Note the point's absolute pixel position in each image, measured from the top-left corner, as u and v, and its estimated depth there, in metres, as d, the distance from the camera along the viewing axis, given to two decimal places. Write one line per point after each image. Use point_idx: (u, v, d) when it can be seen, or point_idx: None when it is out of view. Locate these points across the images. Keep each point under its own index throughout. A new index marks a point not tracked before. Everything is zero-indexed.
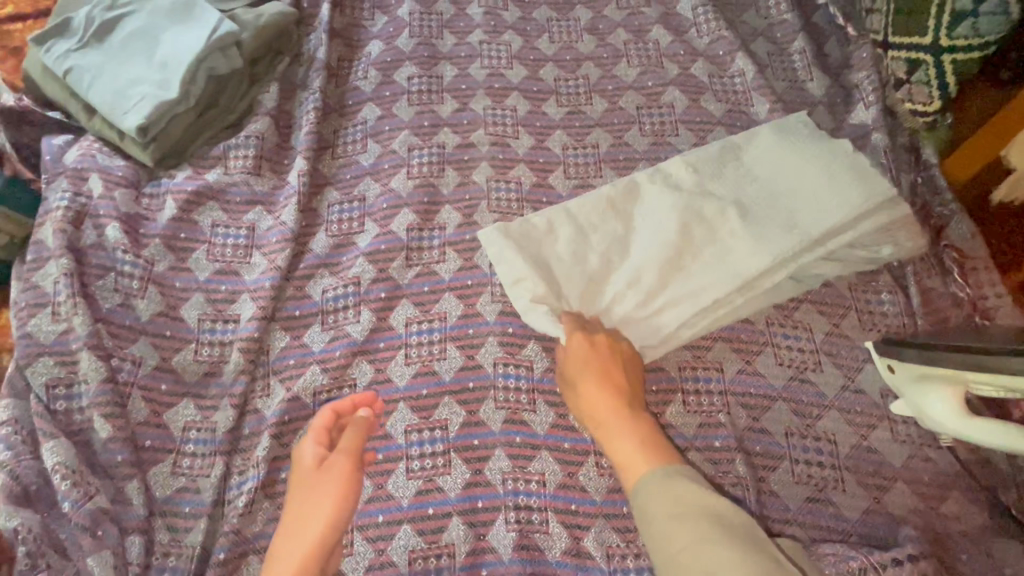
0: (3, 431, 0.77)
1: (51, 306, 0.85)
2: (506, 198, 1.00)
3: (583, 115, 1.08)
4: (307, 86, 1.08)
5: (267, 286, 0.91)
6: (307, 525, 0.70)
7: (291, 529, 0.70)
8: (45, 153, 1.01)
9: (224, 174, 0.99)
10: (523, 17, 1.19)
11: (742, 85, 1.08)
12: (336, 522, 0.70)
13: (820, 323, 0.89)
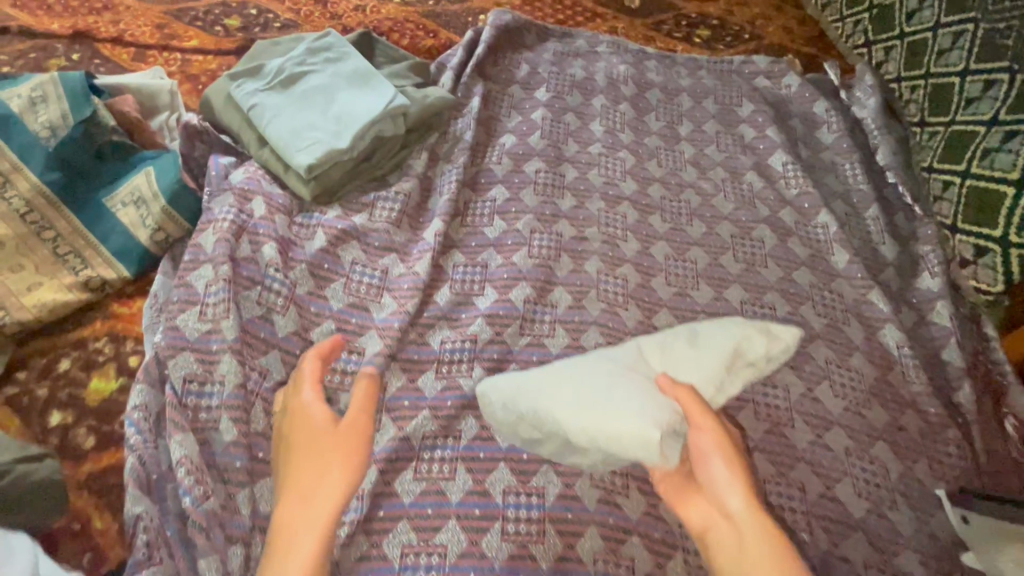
0: (135, 415, 0.80)
1: (200, 305, 0.91)
2: (614, 292, 1.11)
3: (684, 233, 1.22)
4: (450, 161, 1.23)
5: (395, 327, 0.97)
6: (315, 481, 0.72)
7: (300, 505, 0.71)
8: (213, 169, 1.12)
9: (369, 220, 1.10)
10: (637, 140, 1.37)
11: (824, 236, 1.23)
12: (341, 495, 0.72)
13: (895, 463, 0.96)
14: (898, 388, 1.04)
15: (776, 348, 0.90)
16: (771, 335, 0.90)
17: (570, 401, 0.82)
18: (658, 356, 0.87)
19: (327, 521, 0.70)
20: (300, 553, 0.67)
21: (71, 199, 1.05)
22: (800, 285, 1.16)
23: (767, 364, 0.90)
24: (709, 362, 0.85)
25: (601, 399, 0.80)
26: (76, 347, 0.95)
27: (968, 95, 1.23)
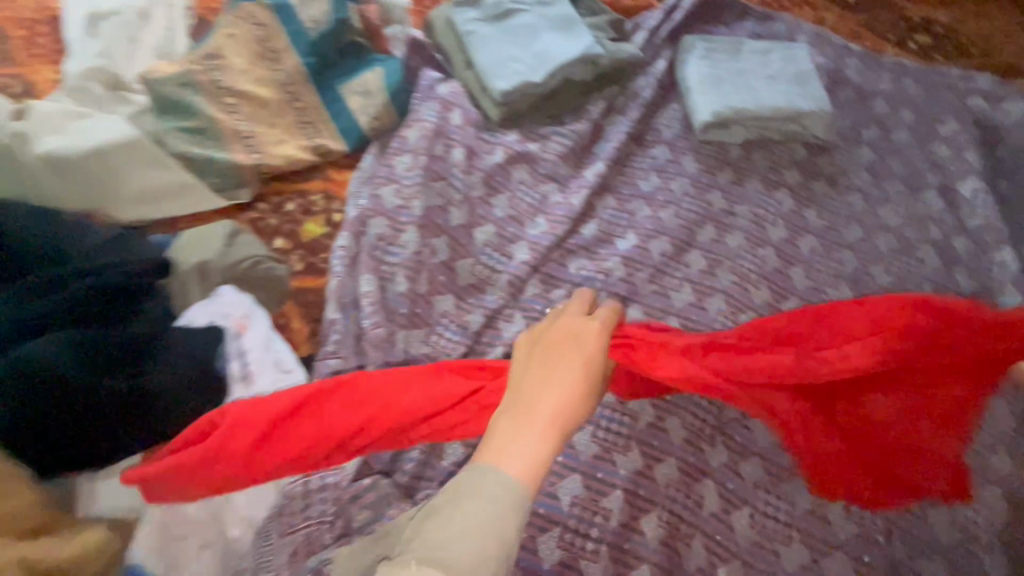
0: (340, 253, 1.04)
1: (397, 185, 1.12)
2: (747, 269, 1.15)
3: (837, 234, 1.21)
4: (624, 113, 1.32)
5: (543, 245, 1.12)
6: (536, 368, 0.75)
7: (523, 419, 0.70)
8: (425, 81, 1.33)
9: (541, 149, 1.23)
10: (822, 143, 1.32)
11: (999, 274, 1.15)
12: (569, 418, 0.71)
13: (1000, 510, 0.92)
14: None
15: (782, 111, 1.27)
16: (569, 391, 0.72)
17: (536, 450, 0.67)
18: (709, 68, 1.34)
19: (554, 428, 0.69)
20: (532, 454, 0.66)
21: (318, 83, 1.30)
22: None
23: (767, 163, 1.29)
24: (741, 106, 1.27)
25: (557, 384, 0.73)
26: (299, 196, 1.22)
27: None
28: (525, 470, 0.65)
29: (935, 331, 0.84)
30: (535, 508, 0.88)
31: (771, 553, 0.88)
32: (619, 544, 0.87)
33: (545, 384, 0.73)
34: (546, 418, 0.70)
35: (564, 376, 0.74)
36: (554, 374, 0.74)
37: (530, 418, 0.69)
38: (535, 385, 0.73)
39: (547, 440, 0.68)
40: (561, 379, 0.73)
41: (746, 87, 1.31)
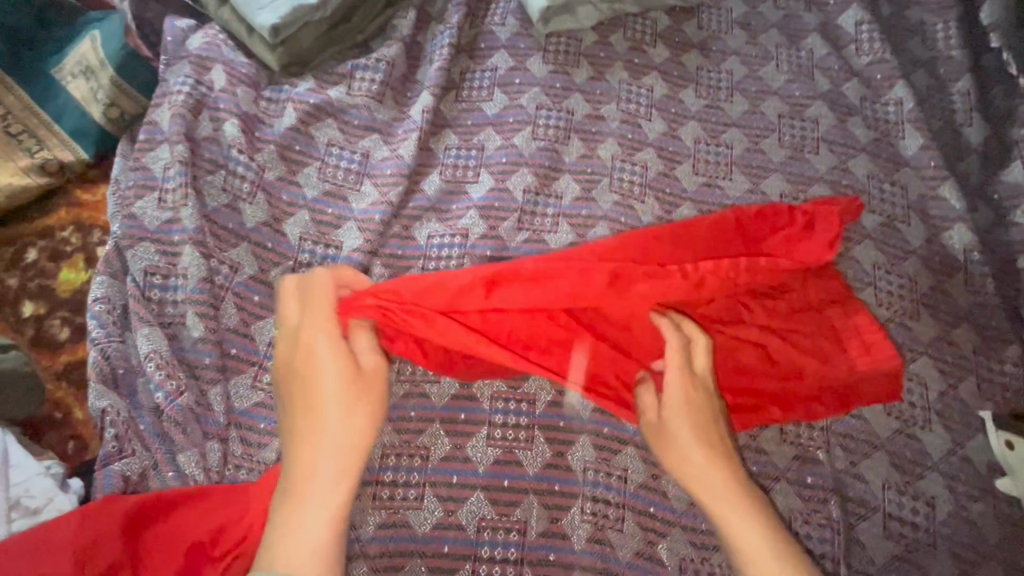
0: (97, 308, 0.76)
1: (159, 192, 0.83)
2: (629, 181, 0.95)
3: (720, 112, 1.03)
4: (444, 20, 1.04)
5: (376, 219, 0.87)
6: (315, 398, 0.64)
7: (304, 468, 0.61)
8: (167, 33, 0.96)
9: (347, 93, 0.95)
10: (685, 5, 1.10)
11: (895, 115, 1.02)
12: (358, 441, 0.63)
13: (936, 381, 0.84)
14: (955, 298, 0.90)
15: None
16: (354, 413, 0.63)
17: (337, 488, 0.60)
18: None
19: (345, 464, 0.61)
20: (329, 510, 0.58)
21: (14, 72, 0.89)
22: (855, 175, 0.97)
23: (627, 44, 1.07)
24: None
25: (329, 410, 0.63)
26: (41, 237, 0.89)
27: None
28: (333, 513, 0.58)
29: (793, 231, 0.84)
30: (438, 550, 0.73)
31: None
32: (542, 557, 0.73)
33: (328, 416, 0.63)
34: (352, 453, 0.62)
35: (333, 400, 0.64)
36: (325, 403, 0.64)
37: (334, 446, 0.62)
38: (303, 426, 0.63)
39: (337, 482, 0.60)
40: (360, 405, 0.64)
41: None
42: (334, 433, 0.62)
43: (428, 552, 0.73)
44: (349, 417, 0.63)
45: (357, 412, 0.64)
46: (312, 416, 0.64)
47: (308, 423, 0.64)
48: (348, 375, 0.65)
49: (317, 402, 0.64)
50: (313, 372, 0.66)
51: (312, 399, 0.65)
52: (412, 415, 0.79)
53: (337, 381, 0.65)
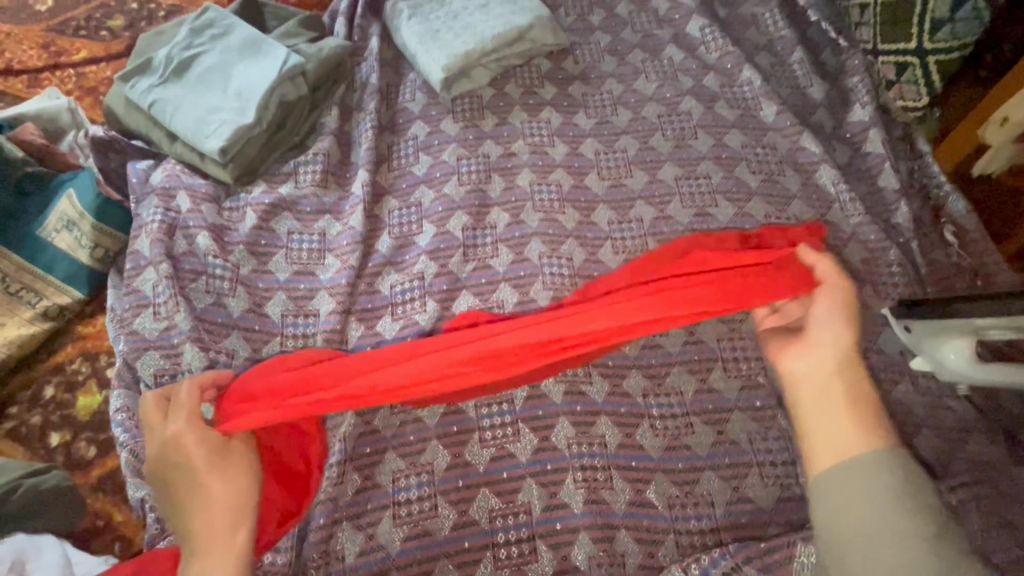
0: (120, 417, 0.87)
1: (152, 307, 0.95)
2: (548, 199, 1.12)
3: (610, 125, 1.21)
4: (362, 109, 1.22)
5: (343, 283, 1.01)
6: (187, 473, 0.66)
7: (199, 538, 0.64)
8: (132, 176, 1.11)
9: (296, 187, 1.11)
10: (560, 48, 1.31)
11: (750, 92, 1.21)
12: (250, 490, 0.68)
13: None
14: (839, 225, 1.06)
15: (506, 36, 1.21)
16: (215, 470, 0.66)
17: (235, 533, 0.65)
18: (421, 24, 1.25)
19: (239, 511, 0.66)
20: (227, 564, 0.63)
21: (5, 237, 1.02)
22: (732, 147, 1.15)
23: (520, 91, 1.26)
24: (464, 49, 1.20)
25: (193, 485, 0.65)
26: (55, 373, 1.00)
27: (933, 14, 1.06)
28: (230, 565, 0.63)
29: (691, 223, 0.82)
30: (461, 547, 0.82)
31: (684, 448, 0.88)
32: (551, 529, 0.83)
33: (198, 487, 0.66)
34: (211, 483, 0.65)
35: (203, 475, 0.66)
36: (187, 486, 0.65)
37: (198, 523, 0.64)
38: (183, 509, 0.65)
39: (234, 533, 0.65)
40: (188, 461, 0.66)
41: (458, 28, 1.24)
42: (218, 498, 0.65)
43: (452, 551, 0.82)
44: (223, 480, 0.66)
45: (233, 466, 0.68)
46: (187, 501, 0.65)
47: (179, 509, 0.66)
48: (203, 448, 0.67)
49: (180, 486, 0.66)
50: (164, 464, 0.66)
51: (176, 480, 0.66)
52: (412, 439, 0.90)
53: (188, 459, 0.66)
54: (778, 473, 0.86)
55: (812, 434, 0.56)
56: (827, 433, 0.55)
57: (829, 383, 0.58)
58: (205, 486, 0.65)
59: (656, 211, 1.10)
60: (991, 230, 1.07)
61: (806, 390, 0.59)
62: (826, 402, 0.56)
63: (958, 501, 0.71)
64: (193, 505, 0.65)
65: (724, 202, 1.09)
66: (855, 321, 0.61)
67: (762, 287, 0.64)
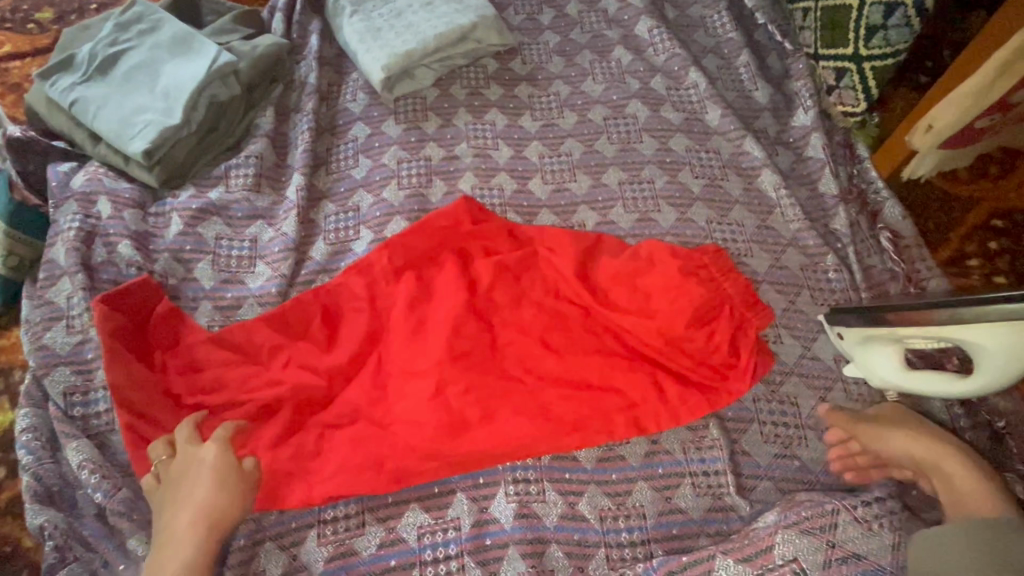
0: (24, 438, 0.82)
1: (66, 319, 0.91)
2: (490, 204, 1.09)
3: (556, 127, 1.19)
4: (301, 110, 1.18)
5: (273, 292, 0.98)
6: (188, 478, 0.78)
7: (182, 538, 0.74)
8: (51, 179, 1.05)
9: (226, 192, 1.06)
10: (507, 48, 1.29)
11: (696, 96, 1.20)
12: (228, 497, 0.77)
13: (778, 301, 0.99)
14: (779, 230, 1.06)
15: (449, 35, 1.18)
16: (214, 475, 0.78)
17: (205, 535, 0.75)
18: (363, 21, 1.21)
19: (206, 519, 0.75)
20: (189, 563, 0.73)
21: None
22: (676, 152, 1.14)
23: (465, 92, 1.23)
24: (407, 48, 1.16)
25: (183, 478, 0.78)
26: None
27: (868, 20, 1.06)
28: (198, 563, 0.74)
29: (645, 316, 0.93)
30: (386, 565, 0.80)
31: (618, 459, 0.87)
32: (480, 545, 0.82)
33: (200, 484, 0.77)
34: (194, 513, 0.75)
35: (204, 475, 0.78)
36: (198, 485, 0.77)
37: (197, 515, 0.76)
38: (176, 499, 0.77)
39: (206, 538, 0.75)
40: (202, 466, 0.78)
41: (400, 27, 1.20)
42: (202, 505, 0.76)
43: (377, 570, 0.80)
44: (217, 482, 0.78)
45: (207, 473, 0.78)
46: (175, 493, 0.77)
47: (166, 496, 0.78)
48: (218, 455, 0.80)
49: (167, 480, 0.79)
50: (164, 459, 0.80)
51: (182, 477, 0.78)
52: None
53: (201, 463, 0.79)
54: (711, 482, 0.85)
55: (949, 507, 0.78)
56: (953, 492, 0.79)
57: (938, 445, 0.81)
58: (195, 483, 0.77)
59: (598, 216, 1.08)
60: (928, 237, 1.13)
61: (917, 451, 0.82)
62: (958, 475, 0.79)
63: (878, 523, 0.75)
64: (184, 493, 0.77)
65: (667, 207, 1.08)
66: (907, 432, 0.84)
67: (705, 282, 0.93)
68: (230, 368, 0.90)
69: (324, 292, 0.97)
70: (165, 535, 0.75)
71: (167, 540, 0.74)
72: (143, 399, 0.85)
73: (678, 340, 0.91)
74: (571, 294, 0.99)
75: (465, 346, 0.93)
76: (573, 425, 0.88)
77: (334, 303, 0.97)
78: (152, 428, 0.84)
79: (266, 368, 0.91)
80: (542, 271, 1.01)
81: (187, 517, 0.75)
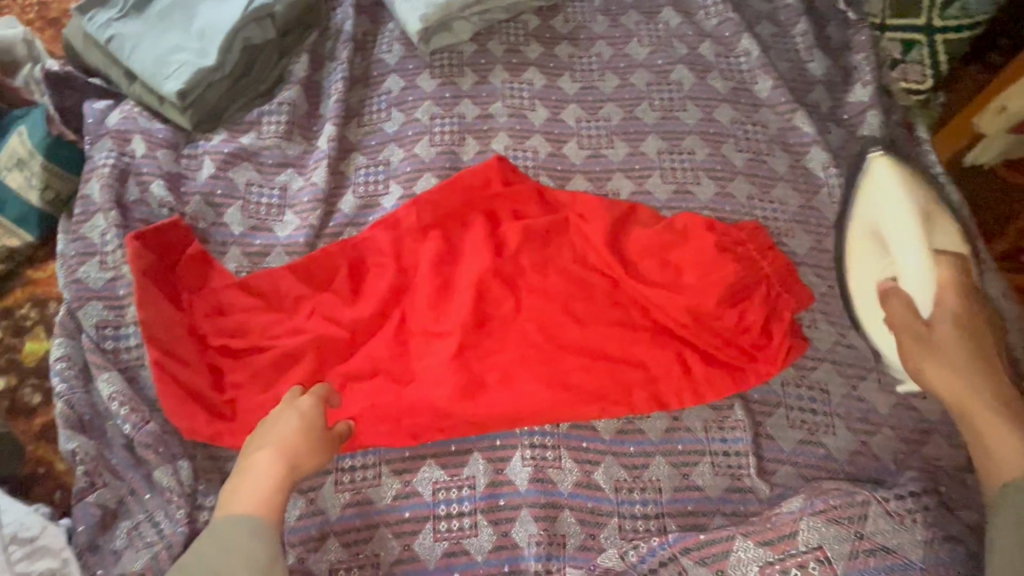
0: (58, 366, 0.85)
1: (99, 256, 0.92)
2: (523, 166, 1.06)
3: (595, 91, 1.14)
4: (335, 58, 1.15)
5: (300, 242, 0.97)
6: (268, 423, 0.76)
7: (256, 479, 0.70)
8: (87, 116, 1.05)
9: (258, 138, 1.05)
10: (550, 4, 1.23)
11: (747, 64, 1.14)
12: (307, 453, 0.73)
13: (817, 284, 0.95)
14: (823, 211, 1.01)
15: None
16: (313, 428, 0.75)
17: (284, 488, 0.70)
18: None
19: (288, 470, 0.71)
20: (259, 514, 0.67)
21: None
22: (721, 123, 1.09)
23: (503, 48, 1.18)
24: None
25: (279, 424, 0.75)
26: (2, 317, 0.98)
27: None
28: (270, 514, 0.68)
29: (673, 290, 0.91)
30: (401, 516, 0.82)
31: (637, 432, 0.86)
32: (493, 504, 0.82)
33: (290, 431, 0.74)
34: (280, 461, 0.71)
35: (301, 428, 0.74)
36: (290, 431, 0.74)
37: (283, 462, 0.71)
38: (266, 442, 0.73)
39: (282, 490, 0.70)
40: (298, 415, 0.76)
41: None
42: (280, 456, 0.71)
43: (392, 520, 0.82)
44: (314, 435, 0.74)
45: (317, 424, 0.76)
46: (274, 438, 0.73)
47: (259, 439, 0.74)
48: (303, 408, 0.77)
49: (278, 424, 0.75)
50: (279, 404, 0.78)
51: (303, 426, 0.75)
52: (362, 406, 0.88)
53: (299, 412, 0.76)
54: (730, 462, 0.84)
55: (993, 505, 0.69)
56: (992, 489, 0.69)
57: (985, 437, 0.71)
58: (286, 430, 0.74)
59: (634, 185, 1.04)
60: (982, 229, 1.07)
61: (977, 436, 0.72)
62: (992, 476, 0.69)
63: (910, 517, 0.72)
64: (277, 437, 0.73)
65: (707, 179, 1.04)
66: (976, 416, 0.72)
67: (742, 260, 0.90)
68: (256, 314, 0.91)
69: (351, 245, 0.96)
70: (242, 467, 0.71)
71: (244, 472, 0.70)
72: (169, 335, 0.87)
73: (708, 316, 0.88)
74: (598, 263, 0.96)
75: (489, 311, 0.93)
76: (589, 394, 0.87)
77: (359, 258, 0.96)
78: (174, 364, 0.85)
79: (289, 316, 0.92)
80: (573, 239, 0.98)
81: (270, 465, 0.71)
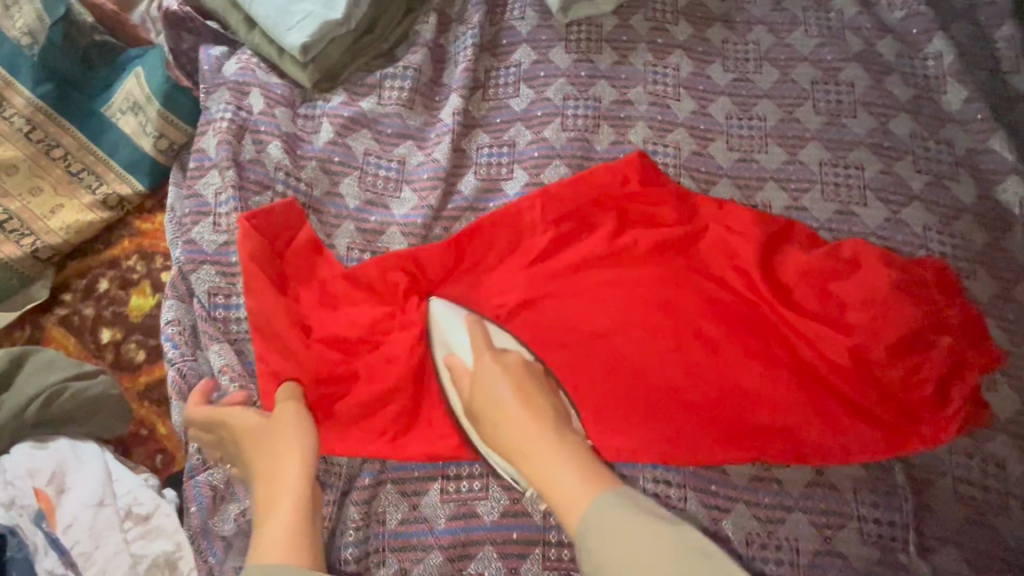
0: (171, 330, 0.82)
1: (212, 217, 0.87)
2: (662, 163, 0.95)
3: (750, 84, 1.01)
4: (464, 21, 1.05)
5: (418, 223, 0.90)
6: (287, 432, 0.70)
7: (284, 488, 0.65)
8: (204, 63, 0.99)
9: (378, 103, 0.97)
10: None
11: (935, 70, 0.98)
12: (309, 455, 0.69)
13: (1000, 341, 0.82)
14: (1013, 254, 0.87)
15: None
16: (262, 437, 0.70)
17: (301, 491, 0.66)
18: None
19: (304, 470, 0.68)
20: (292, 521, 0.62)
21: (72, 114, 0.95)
22: (897, 136, 0.94)
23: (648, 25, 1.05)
24: None
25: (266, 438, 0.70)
26: (110, 267, 0.95)
27: None
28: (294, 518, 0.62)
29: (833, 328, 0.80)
30: (508, 537, 0.76)
31: (773, 482, 0.78)
32: None
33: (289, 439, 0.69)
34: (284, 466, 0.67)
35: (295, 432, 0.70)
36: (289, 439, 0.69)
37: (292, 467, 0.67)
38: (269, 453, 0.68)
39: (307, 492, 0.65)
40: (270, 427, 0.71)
41: None
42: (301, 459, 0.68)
43: (498, 539, 0.76)
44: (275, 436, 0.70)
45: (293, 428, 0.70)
46: (277, 449, 0.68)
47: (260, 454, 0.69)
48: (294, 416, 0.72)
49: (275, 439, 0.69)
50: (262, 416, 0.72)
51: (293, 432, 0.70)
52: None
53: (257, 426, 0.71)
54: (882, 532, 0.74)
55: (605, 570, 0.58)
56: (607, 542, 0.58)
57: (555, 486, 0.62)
58: (288, 438, 0.69)
59: (788, 198, 0.92)
60: None
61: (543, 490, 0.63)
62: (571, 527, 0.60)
63: None
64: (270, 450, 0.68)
65: (875, 201, 0.91)
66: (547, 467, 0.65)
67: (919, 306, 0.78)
68: (366, 301, 0.85)
69: (470, 234, 0.87)
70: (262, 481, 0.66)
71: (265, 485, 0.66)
72: (276, 325, 0.81)
73: (873, 365, 0.78)
74: (745, 283, 0.84)
75: (617, 324, 0.83)
76: (725, 436, 0.78)
77: (477, 246, 0.88)
78: (278, 359, 0.79)
79: (400, 311, 0.84)
80: (717, 251, 0.87)
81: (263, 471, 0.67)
